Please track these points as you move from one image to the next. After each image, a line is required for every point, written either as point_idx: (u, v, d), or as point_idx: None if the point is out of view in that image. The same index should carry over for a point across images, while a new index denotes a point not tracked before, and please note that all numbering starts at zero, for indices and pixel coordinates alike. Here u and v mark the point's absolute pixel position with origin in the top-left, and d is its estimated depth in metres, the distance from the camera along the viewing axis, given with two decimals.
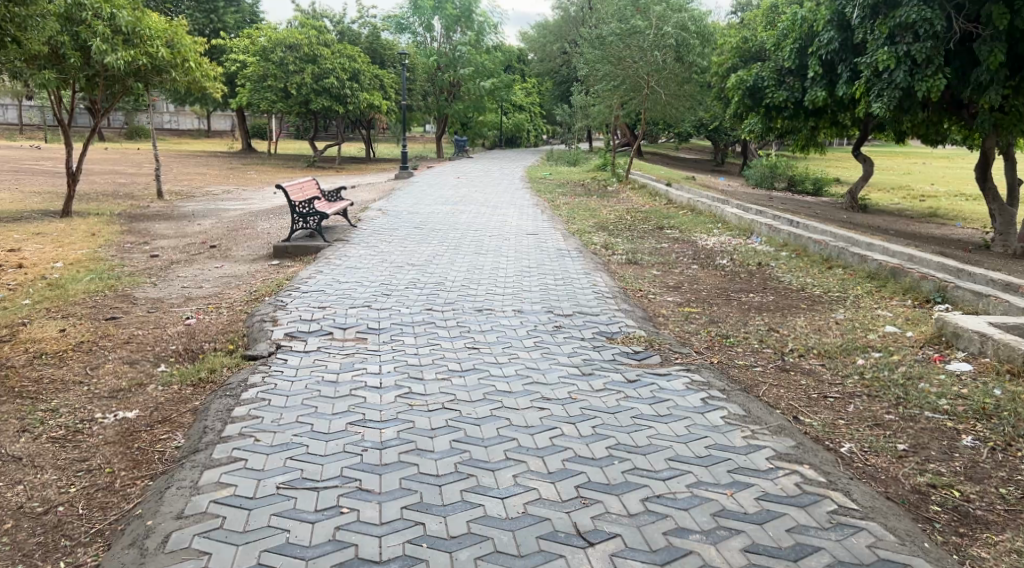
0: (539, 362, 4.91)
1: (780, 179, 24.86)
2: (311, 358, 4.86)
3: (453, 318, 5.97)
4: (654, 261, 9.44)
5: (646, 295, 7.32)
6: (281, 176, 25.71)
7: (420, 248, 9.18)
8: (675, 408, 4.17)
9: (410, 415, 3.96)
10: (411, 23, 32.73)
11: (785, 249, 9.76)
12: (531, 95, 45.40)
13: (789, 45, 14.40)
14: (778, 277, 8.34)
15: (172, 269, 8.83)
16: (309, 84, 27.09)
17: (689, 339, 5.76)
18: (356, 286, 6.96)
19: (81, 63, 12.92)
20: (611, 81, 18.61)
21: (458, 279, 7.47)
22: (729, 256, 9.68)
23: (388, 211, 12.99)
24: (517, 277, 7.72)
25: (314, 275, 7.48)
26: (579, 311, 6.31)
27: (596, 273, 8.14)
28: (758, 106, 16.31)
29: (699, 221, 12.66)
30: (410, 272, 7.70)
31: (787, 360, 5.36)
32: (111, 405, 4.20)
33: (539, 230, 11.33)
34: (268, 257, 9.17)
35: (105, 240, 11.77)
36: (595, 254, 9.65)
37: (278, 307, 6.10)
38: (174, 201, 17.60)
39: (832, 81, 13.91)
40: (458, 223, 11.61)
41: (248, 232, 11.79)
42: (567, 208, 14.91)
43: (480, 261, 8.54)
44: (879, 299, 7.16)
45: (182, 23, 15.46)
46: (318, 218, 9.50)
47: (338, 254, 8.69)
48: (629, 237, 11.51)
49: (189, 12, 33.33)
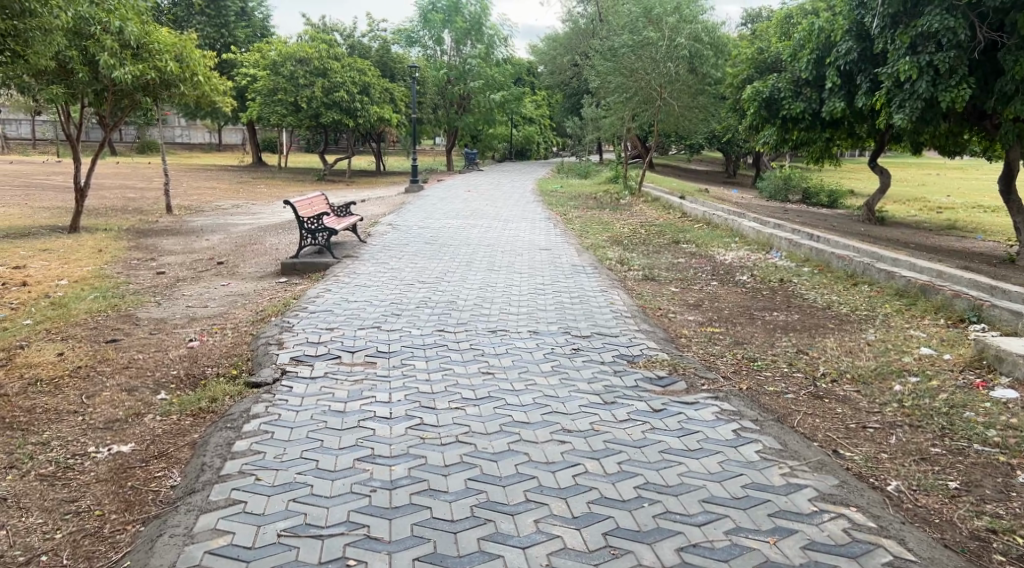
0: (558, 389, 4.64)
1: (794, 191, 24.55)
2: (317, 385, 4.61)
3: (466, 339, 5.72)
4: (671, 277, 9.17)
5: (666, 315, 7.04)
6: (290, 190, 25.61)
7: (431, 265, 8.94)
8: (706, 441, 3.90)
9: (422, 450, 3.70)
10: (421, 36, 32.70)
11: (807, 265, 9.47)
12: (541, 108, 45.29)
13: (806, 56, 14.16)
14: (802, 295, 8.05)
15: (177, 287, 8.63)
16: (320, 98, 27.05)
17: (714, 362, 5.48)
18: (366, 306, 6.71)
19: (89, 77, 12.80)
20: (624, 93, 18.38)
21: (471, 297, 7.22)
22: (749, 272, 9.39)
23: (398, 225, 12.77)
24: (532, 295, 7.46)
25: (322, 293, 7.25)
26: (597, 332, 6.05)
27: (613, 290, 7.88)
28: (774, 118, 16.00)
29: (716, 236, 12.37)
30: (421, 290, 7.46)
31: (819, 386, 5.07)
32: (105, 438, 3.96)
33: (552, 245, 11.08)
34: (276, 275, 8.96)
35: (111, 257, 11.60)
36: (611, 270, 9.39)
37: (284, 329, 5.85)
38: (183, 216, 17.46)
39: (851, 92, 13.63)
40: (469, 238, 11.37)
41: (256, 248, 11.59)
42: (580, 221, 14.66)
43: (493, 278, 8.30)
44: (910, 318, 6.86)
45: (192, 37, 15.37)
46: (327, 234, 9.28)
47: (347, 271, 8.46)
48: (644, 252, 11.23)
49: (200, 27, 33.46)
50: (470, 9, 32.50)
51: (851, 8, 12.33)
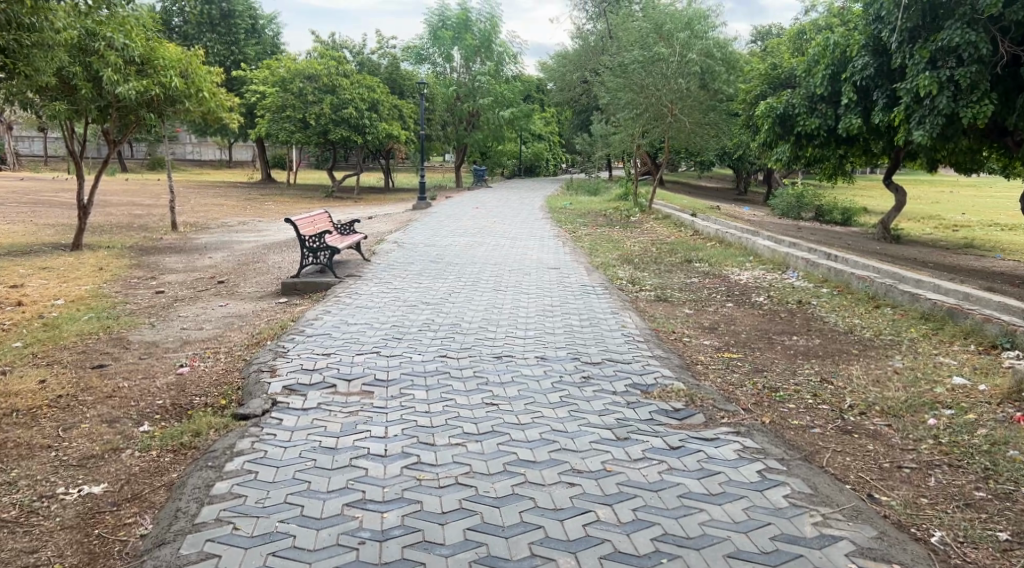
0: (567, 423, 4.31)
1: (806, 209, 24.22)
2: (308, 418, 4.31)
3: (470, 366, 5.40)
4: (684, 298, 8.84)
5: (680, 339, 6.71)
6: (297, 207, 25.45)
7: (435, 285, 8.64)
8: (728, 484, 3.60)
9: (418, 494, 3.40)
10: (430, 53, 32.64)
11: (825, 286, 9.13)
12: (550, 125, 45.21)
13: (820, 71, 13.88)
14: (821, 318, 7.72)
15: (174, 308, 8.38)
16: (328, 115, 26.98)
17: (734, 392, 5.15)
18: (367, 329, 6.41)
19: (92, 94, 12.65)
20: (633, 109, 18.13)
21: (476, 320, 6.91)
22: (765, 293, 9.06)
23: (403, 243, 12.50)
24: (540, 318, 7.15)
25: (321, 316, 6.95)
26: (608, 358, 5.71)
27: (625, 312, 7.56)
28: (788, 134, 15.66)
29: (729, 254, 12.05)
30: (425, 312, 7.18)
31: (848, 420, 4.72)
32: (77, 476, 3.66)
33: (560, 263, 10.77)
34: (276, 294, 8.71)
35: (111, 275, 11.39)
36: (622, 290, 9.07)
37: (279, 355, 5.55)
38: (187, 233, 17.29)
39: (867, 108, 13.34)
40: (475, 257, 11.08)
41: (259, 266, 11.34)
42: (589, 239, 14.36)
43: (499, 299, 7.99)
44: (938, 344, 6.50)
45: (198, 53, 15.29)
46: (329, 253, 9.01)
47: (349, 291, 8.18)
48: (655, 271, 10.91)
49: (211, 44, 33.60)
50: (480, 26, 32.49)
51: (868, 22, 12.11)
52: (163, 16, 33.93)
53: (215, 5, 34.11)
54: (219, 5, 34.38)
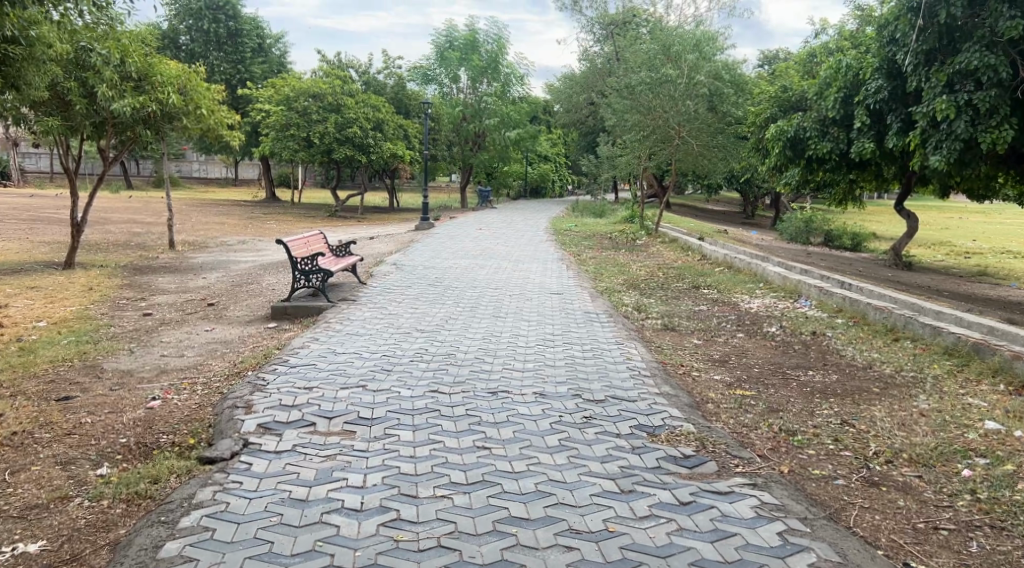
0: (565, 472, 3.91)
1: (815, 234, 23.86)
2: (280, 463, 3.92)
3: (462, 403, 4.99)
4: (692, 327, 8.45)
5: (689, 373, 6.30)
6: (300, 226, 25.19)
7: (432, 310, 8.26)
8: (746, 549, 3.21)
9: (394, 560, 3.04)
10: (437, 74, 32.54)
11: (840, 316, 8.74)
12: (556, 146, 45.07)
13: (832, 94, 13.58)
14: (838, 351, 7.31)
15: (158, 332, 8.03)
16: (332, 133, 26.75)
17: (748, 436, 4.73)
18: (355, 359, 6.01)
19: (88, 110, 12.44)
20: (640, 131, 17.82)
21: (472, 350, 6.52)
22: (777, 323, 8.66)
23: (402, 265, 12.15)
24: (540, 348, 6.75)
25: (309, 343, 6.55)
26: (612, 396, 5.29)
27: (629, 343, 7.17)
28: (798, 158, 15.29)
29: (738, 281, 11.66)
30: (418, 340, 6.78)
31: (873, 469, 4.30)
32: (14, 533, 3.31)
33: (563, 288, 10.37)
34: (265, 319, 8.35)
35: (100, 295, 11.07)
36: (627, 318, 8.69)
37: (258, 388, 5.16)
38: (185, 252, 17.00)
39: (880, 132, 13.02)
40: (475, 280, 10.70)
41: (253, 288, 11.00)
42: (594, 263, 14.01)
43: (498, 327, 7.59)
44: (965, 382, 6.08)
45: (198, 71, 15.17)
46: (322, 276, 8.60)
47: (340, 317, 7.80)
48: (661, 297, 10.52)
49: (217, 62, 33.57)
50: (487, 47, 32.35)
51: (882, 44, 11.81)
52: (169, 34, 33.96)
53: (221, 24, 34.14)
54: (226, 24, 34.45)
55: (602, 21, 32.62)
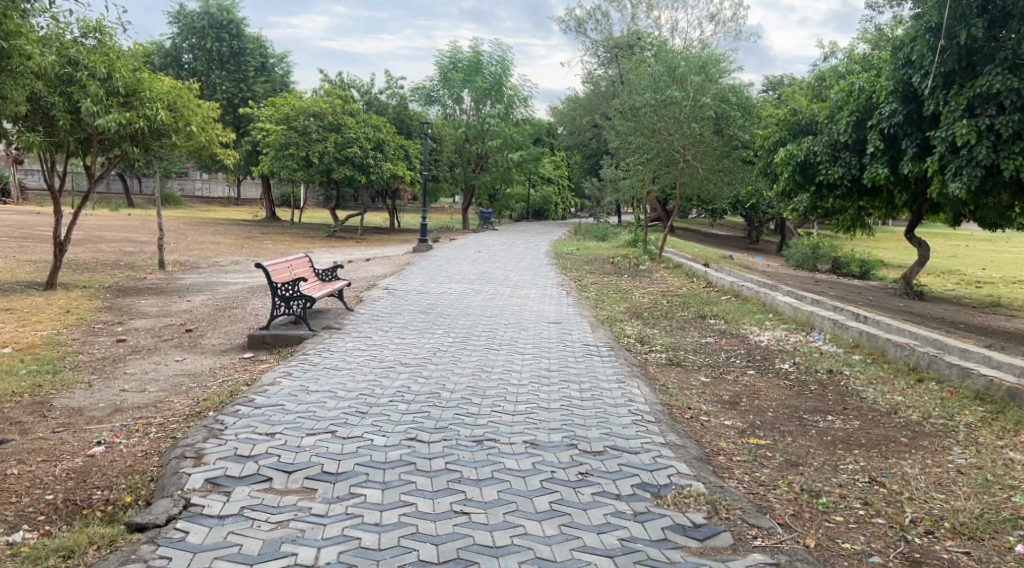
0: (556, 549, 3.39)
1: (823, 260, 23.35)
2: (222, 532, 3.40)
3: (441, 454, 4.41)
4: (699, 363, 7.87)
5: (696, 418, 5.71)
6: (297, 246, 24.73)
7: (420, 341, 7.69)
8: None
9: None
10: (440, 95, 32.14)
11: (857, 352, 8.18)
12: (560, 168, 44.73)
13: (844, 117, 13.09)
14: (858, 393, 6.74)
15: (125, 362, 7.51)
16: (332, 153, 26.33)
17: (766, 498, 4.16)
18: (328, 398, 5.42)
19: (72, 125, 12.10)
20: (644, 153, 17.33)
21: (460, 388, 5.93)
22: (790, 359, 8.09)
23: (394, 289, 11.61)
24: (535, 386, 6.17)
25: (280, 379, 5.95)
26: (612, 447, 4.70)
27: (632, 380, 6.59)
28: (808, 184, 14.76)
29: (746, 311, 11.10)
30: (402, 375, 6.20)
31: (912, 543, 3.76)
32: None
33: (562, 317, 9.81)
34: (242, 348, 7.80)
35: (75, 319, 10.54)
36: (629, 351, 8.14)
37: (213, 434, 4.59)
38: (174, 273, 16.51)
39: (895, 158, 12.54)
40: (470, 307, 10.14)
41: (235, 313, 10.49)
42: (596, 289, 13.49)
43: (490, 361, 7.01)
44: (1003, 432, 5.50)
45: (191, 88, 14.82)
46: (303, 302, 8.04)
47: (320, 348, 7.24)
48: (666, 327, 9.97)
49: (219, 80, 33.30)
50: (491, 69, 32.09)
51: (897, 67, 11.36)
52: (172, 52, 33.80)
53: (225, 42, 34.00)
54: (229, 43, 34.29)
55: (606, 43, 32.35)
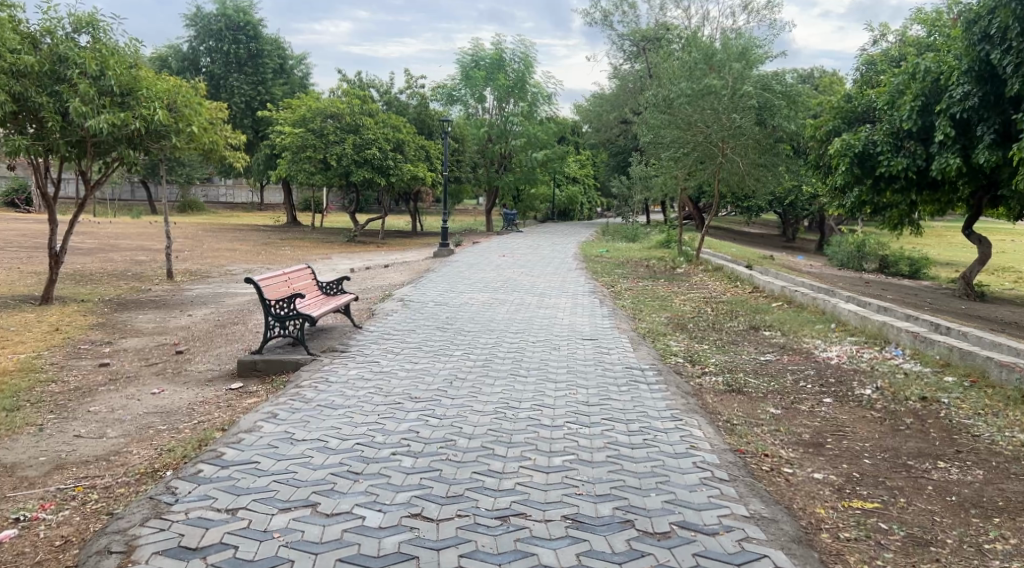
0: None
1: (868, 259, 21.95)
2: None
3: (454, 542, 3.33)
4: (764, 389, 6.65)
5: (779, 472, 4.53)
6: (315, 252, 23.83)
7: (436, 367, 6.57)
8: None
9: None
10: (463, 94, 31.09)
11: (949, 373, 6.95)
12: (585, 168, 43.72)
13: (909, 102, 11.78)
14: (970, 428, 5.53)
15: (97, 393, 6.52)
16: (350, 155, 25.37)
17: None
18: (315, 453, 4.31)
19: (62, 128, 11.22)
20: (679, 148, 16.10)
21: (482, 433, 4.81)
22: (871, 383, 6.85)
23: (411, 301, 10.50)
24: (573, 428, 5.00)
25: (261, 424, 4.86)
26: (681, 526, 3.56)
27: (692, 418, 5.39)
28: (866, 176, 13.21)
29: (805, 321, 9.88)
30: (411, 416, 5.09)
31: None
32: None
33: (597, 332, 8.63)
34: (231, 376, 6.77)
35: (62, 338, 9.63)
36: (681, 374, 6.97)
37: (156, 512, 3.53)
38: (182, 283, 15.63)
39: (968, 146, 11.23)
40: (493, 322, 8.99)
41: (235, 330, 9.49)
42: (631, 296, 12.35)
43: (516, 392, 5.85)
44: None
45: (193, 87, 13.93)
46: (301, 322, 6.97)
47: (318, 378, 6.17)
48: (718, 341, 8.79)
49: (236, 84, 32.57)
50: (514, 66, 31.02)
51: (970, 43, 10.26)
52: (190, 56, 33.25)
53: (242, 45, 33.32)
54: (247, 45, 33.62)
55: (633, 37, 31.12)
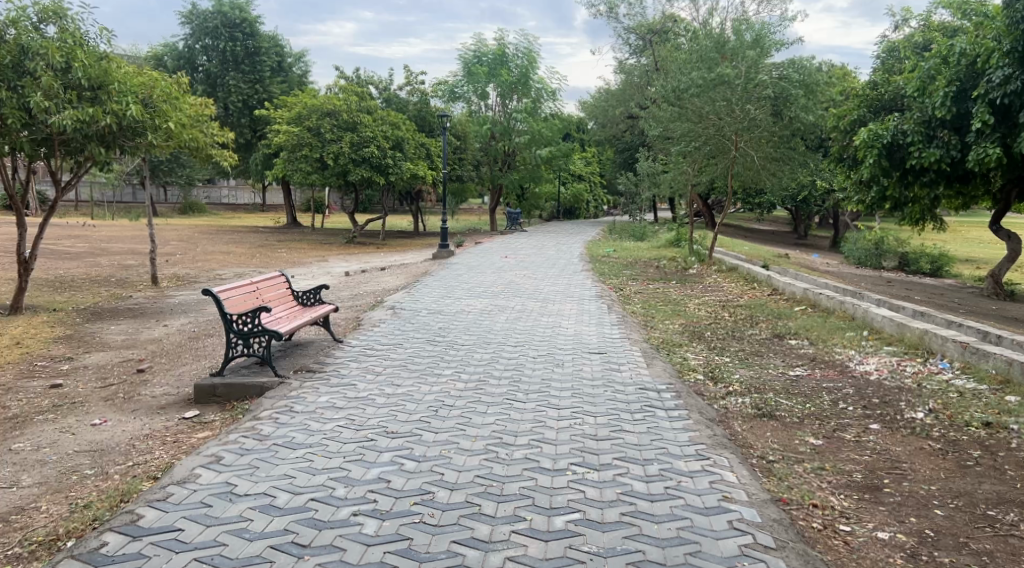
0: None
1: (887, 257, 21.02)
2: None
3: None
4: (799, 413, 5.75)
5: (835, 532, 3.67)
6: (312, 254, 22.97)
7: (420, 392, 5.69)
8: None
9: None
10: (465, 90, 30.12)
11: (1010, 392, 6.04)
12: (591, 165, 42.82)
13: (942, 88, 10.87)
14: None
15: (32, 423, 5.67)
16: (347, 153, 24.50)
17: None
18: (257, 515, 3.47)
19: (24, 125, 10.33)
20: (690, 142, 15.17)
21: (468, 481, 3.94)
22: (922, 404, 5.92)
23: (402, 309, 9.61)
24: (579, 473, 4.11)
25: (200, 471, 4.01)
26: None
27: (721, 455, 4.50)
28: (896, 169, 12.25)
29: (832, 327, 8.96)
30: (382, 460, 4.21)
31: None
32: None
33: (605, 344, 7.73)
34: (188, 402, 5.92)
35: (19, 354, 8.77)
36: (702, 395, 6.08)
37: None
38: (167, 289, 14.82)
39: (1010, 134, 10.31)
40: (490, 333, 8.11)
41: (206, 344, 8.66)
42: (642, 300, 11.48)
43: (513, 424, 4.98)
44: None
45: (170, 82, 13.05)
46: (268, 339, 6.11)
47: (283, 406, 5.29)
48: (739, 352, 7.89)
49: (232, 83, 31.74)
50: (517, 62, 29.95)
51: (1015, 21, 9.32)
52: (186, 54, 32.50)
53: (239, 42, 32.49)
54: (244, 43, 32.77)
55: (639, 30, 30.17)
